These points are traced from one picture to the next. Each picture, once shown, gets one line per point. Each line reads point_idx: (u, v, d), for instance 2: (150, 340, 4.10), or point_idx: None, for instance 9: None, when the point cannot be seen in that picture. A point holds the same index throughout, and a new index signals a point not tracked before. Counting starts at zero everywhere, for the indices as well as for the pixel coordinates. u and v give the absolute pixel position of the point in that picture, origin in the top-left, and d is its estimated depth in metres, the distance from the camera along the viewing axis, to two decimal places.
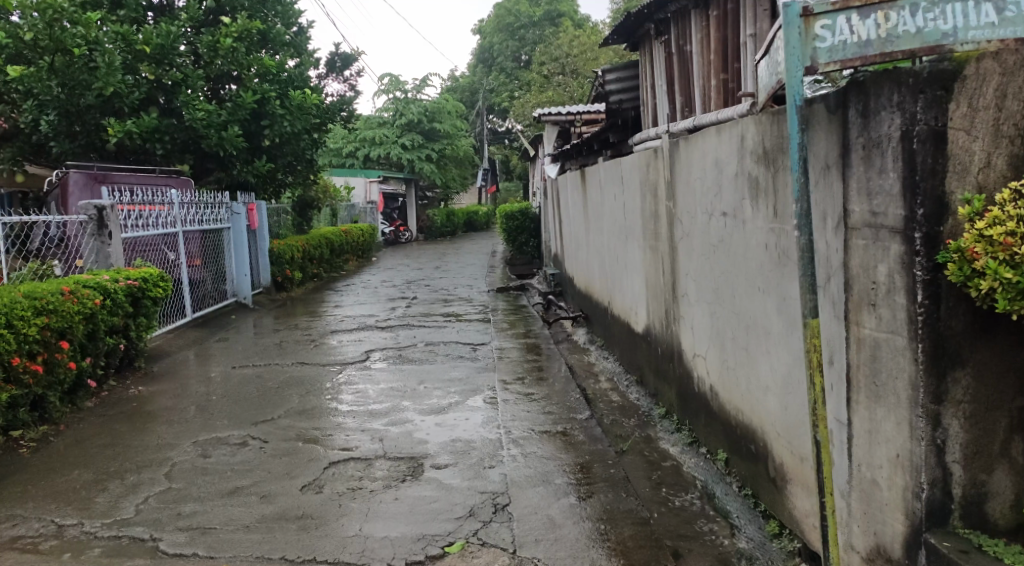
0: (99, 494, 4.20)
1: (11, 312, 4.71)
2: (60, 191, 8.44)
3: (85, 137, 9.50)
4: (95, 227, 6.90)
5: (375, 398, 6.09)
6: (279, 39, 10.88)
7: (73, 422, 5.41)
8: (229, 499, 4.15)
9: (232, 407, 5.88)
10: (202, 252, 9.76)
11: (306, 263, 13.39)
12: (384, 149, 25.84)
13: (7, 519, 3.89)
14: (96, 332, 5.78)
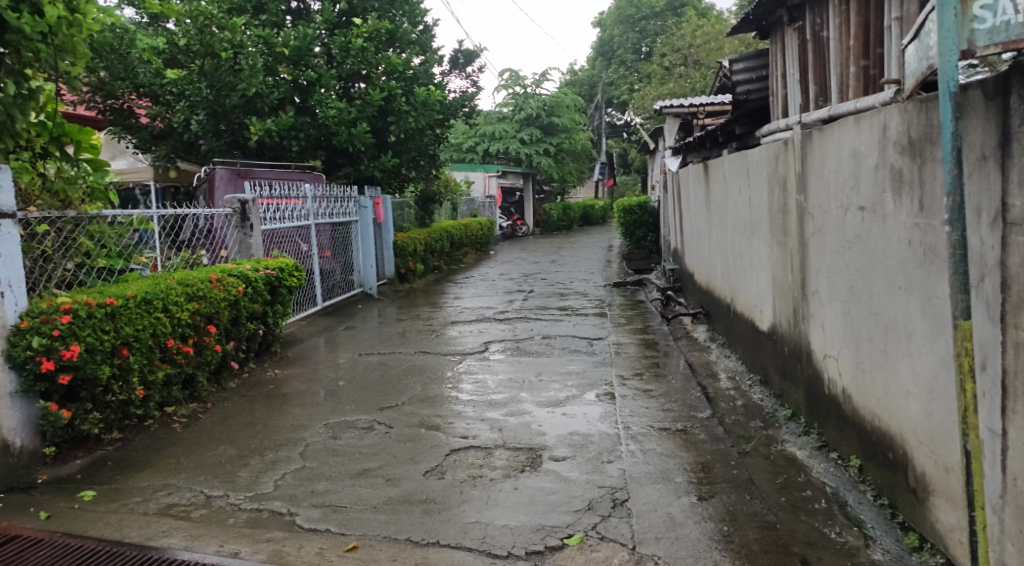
0: (242, 468, 4.50)
1: (167, 298, 5.12)
2: (207, 186, 9.06)
3: (230, 135, 10.20)
4: (239, 219, 7.42)
5: (495, 388, 6.19)
6: (405, 37, 11.20)
7: (218, 400, 5.81)
8: (358, 480, 4.35)
9: (359, 393, 6.13)
10: (332, 243, 10.23)
11: (427, 256, 13.76)
12: (503, 144, 26.12)
13: (163, 487, 4.23)
14: (239, 317, 6.19)
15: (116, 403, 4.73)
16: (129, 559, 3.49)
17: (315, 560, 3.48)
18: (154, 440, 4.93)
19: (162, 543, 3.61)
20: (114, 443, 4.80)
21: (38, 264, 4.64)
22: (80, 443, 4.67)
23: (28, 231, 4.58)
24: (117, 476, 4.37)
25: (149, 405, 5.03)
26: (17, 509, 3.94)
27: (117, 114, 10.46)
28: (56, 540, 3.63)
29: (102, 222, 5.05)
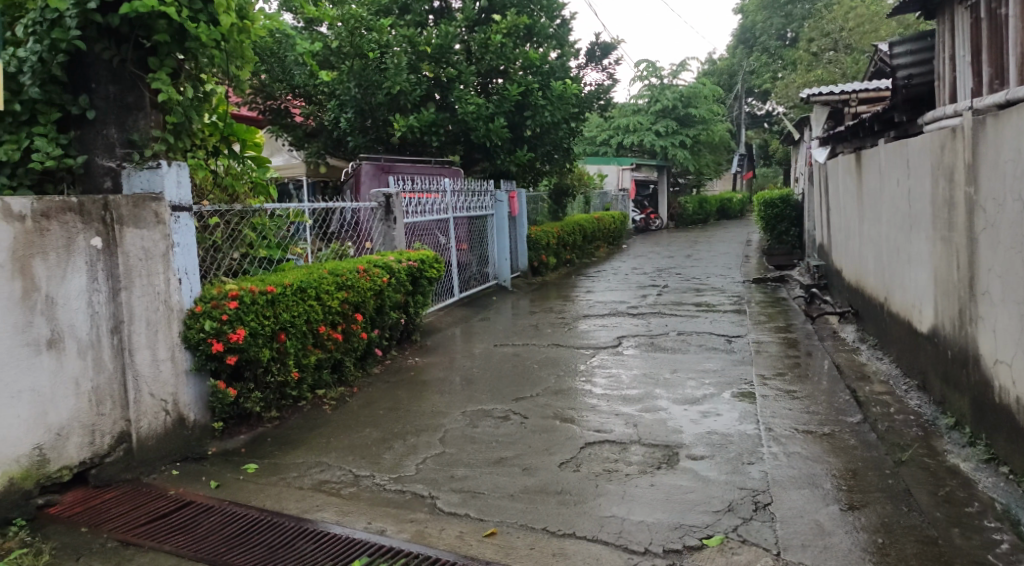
0: (386, 451, 4.71)
1: (319, 286, 5.42)
2: (354, 181, 9.52)
3: (375, 132, 10.66)
4: (383, 213, 7.74)
5: (629, 383, 6.14)
6: (543, 32, 11.26)
7: (364, 385, 6.10)
8: (495, 468, 4.44)
9: (493, 383, 6.26)
10: (469, 237, 10.47)
11: (559, 250, 13.81)
12: (638, 136, 25.78)
13: (316, 464, 4.50)
14: (383, 306, 6.47)
15: (274, 384, 5.07)
16: (288, 529, 3.74)
17: (456, 542, 3.59)
18: (307, 420, 5.26)
19: (316, 517, 3.84)
20: (272, 422, 5.14)
21: (209, 254, 5.04)
22: (243, 420, 5.04)
23: (201, 223, 4.98)
24: (276, 452, 4.69)
25: (303, 387, 5.36)
26: (191, 478, 4.31)
27: (275, 114, 11.13)
28: (224, 508, 3.95)
29: (263, 215, 5.43)
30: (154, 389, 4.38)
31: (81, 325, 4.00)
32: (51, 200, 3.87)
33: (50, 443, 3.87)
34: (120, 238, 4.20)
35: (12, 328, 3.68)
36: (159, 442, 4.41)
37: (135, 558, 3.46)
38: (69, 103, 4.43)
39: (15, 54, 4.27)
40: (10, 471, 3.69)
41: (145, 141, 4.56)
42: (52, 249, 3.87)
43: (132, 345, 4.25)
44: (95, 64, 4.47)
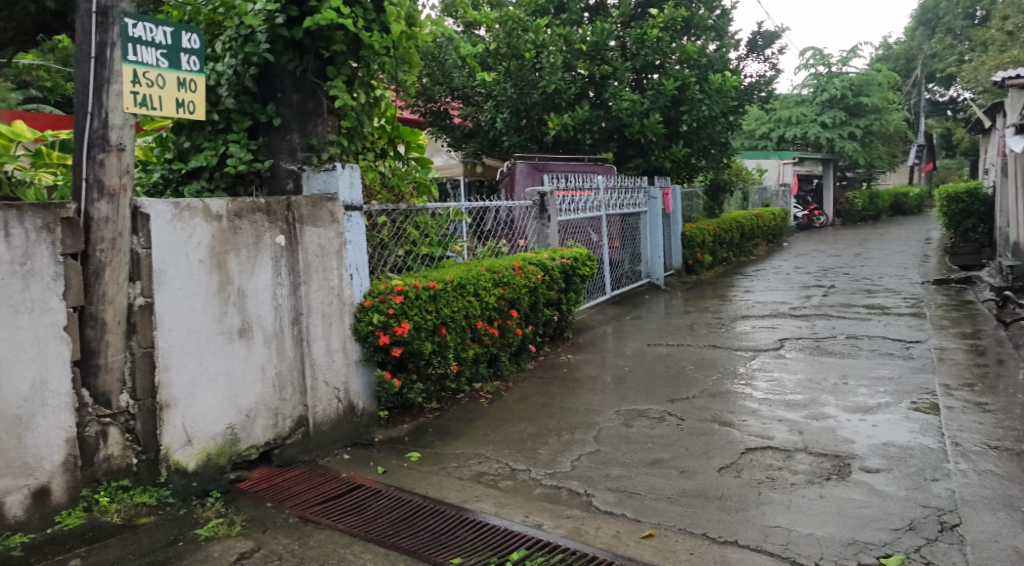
0: (542, 446, 4.76)
1: (477, 283, 5.56)
2: (509, 179, 9.70)
3: (530, 131, 10.83)
4: (538, 211, 7.84)
5: (792, 388, 5.85)
6: (702, 24, 10.93)
7: (518, 380, 6.20)
8: (651, 469, 4.37)
9: (648, 383, 6.16)
10: (622, 234, 10.38)
11: (716, 248, 13.40)
12: (801, 129, 24.54)
13: (475, 456, 4.63)
14: (537, 304, 6.54)
15: (434, 376, 5.26)
16: (450, 517, 3.87)
17: (612, 541, 3.57)
18: (465, 412, 5.42)
19: (476, 507, 3.95)
20: (433, 413, 5.35)
21: (377, 251, 5.31)
22: (406, 410, 5.28)
23: (370, 222, 5.26)
24: (437, 442, 4.87)
25: (461, 380, 5.53)
26: (361, 462, 4.57)
27: (435, 117, 11.61)
28: (391, 493, 4.15)
29: (426, 214, 5.65)
30: (329, 378, 4.68)
31: (266, 316, 4.35)
32: (243, 201, 4.21)
33: (240, 424, 4.23)
34: (300, 236, 4.52)
35: (209, 317, 4.05)
36: (332, 428, 4.71)
37: (314, 534, 3.71)
38: (258, 111, 4.82)
39: (213, 68, 4.72)
40: (208, 447, 4.07)
41: (322, 145, 4.87)
42: (243, 246, 4.21)
43: (309, 336, 4.56)
44: (282, 74, 4.82)
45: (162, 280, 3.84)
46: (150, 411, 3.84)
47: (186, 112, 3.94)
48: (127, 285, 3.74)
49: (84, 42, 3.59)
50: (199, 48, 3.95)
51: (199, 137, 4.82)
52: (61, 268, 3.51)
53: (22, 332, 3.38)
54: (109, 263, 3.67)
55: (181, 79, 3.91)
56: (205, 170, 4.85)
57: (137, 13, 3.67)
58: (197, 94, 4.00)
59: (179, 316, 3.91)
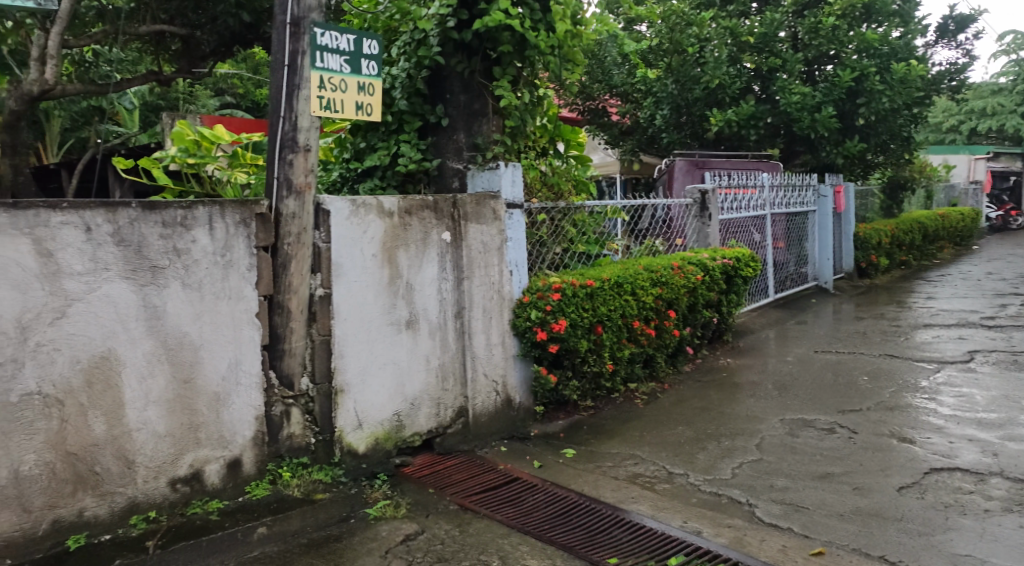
0: (700, 451, 4.64)
1: (635, 282, 5.49)
2: (668, 177, 9.51)
3: (691, 128, 10.56)
4: (698, 209, 7.62)
5: (985, 406, 5.33)
6: (885, 9, 10.16)
7: (675, 382, 6.07)
8: (820, 483, 4.14)
9: (815, 391, 5.83)
10: (788, 234, 9.88)
11: (893, 250, 12.46)
12: (998, 120, 22.30)
13: (630, 457, 4.59)
14: (696, 305, 6.37)
15: (590, 374, 5.25)
16: (606, 516, 3.86)
17: (778, 556, 3.42)
18: (620, 412, 5.38)
19: (632, 508, 3.91)
20: (588, 410, 5.35)
21: (536, 248, 5.38)
22: (561, 407, 5.31)
23: (530, 220, 5.34)
24: (592, 440, 4.87)
25: (616, 379, 5.49)
26: (517, 456, 4.65)
27: (593, 115, 11.58)
28: (547, 488, 4.19)
29: (584, 212, 5.66)
30: (488, 370, 4.80)
31: (431, 309, 4.52)
32: (412, 199, 4.40)
33: (405, 411, 4.43)
34: (464, 233, 4.67)
35: (380, 309, 4.27)
36: (490, 420, 4.83)
37: (473, 523, 3.82)
38: (428, 112, 5.02)
39: (388, 72, 5.02)
40: (376, 432, 4.30)
41: (487, 144, 4.98)
42: (412, 242, 4.40)
43: (470, 329, 4.70)
44: (451, 76, 4.99)
45: (340, 273, 4.10)
46: (327, 394, 4.10)
47: (364, 114, 4.16)
48: (309, 277, 4.01)
49: (279, 51, 3.88)
50: (377, 54, 4.18)
51: (374, 138, 5.10)
52: (254, 259, 3.83)
53: (221, 318, 3.72)
54: (294, 256, 3.93)
55: (361, 83, 4.15)
56: (378, 169, 5.10)
57: (324, 22, 3.92)
58: (374, 98, 4.23)
59: (353, 307, 4.16)
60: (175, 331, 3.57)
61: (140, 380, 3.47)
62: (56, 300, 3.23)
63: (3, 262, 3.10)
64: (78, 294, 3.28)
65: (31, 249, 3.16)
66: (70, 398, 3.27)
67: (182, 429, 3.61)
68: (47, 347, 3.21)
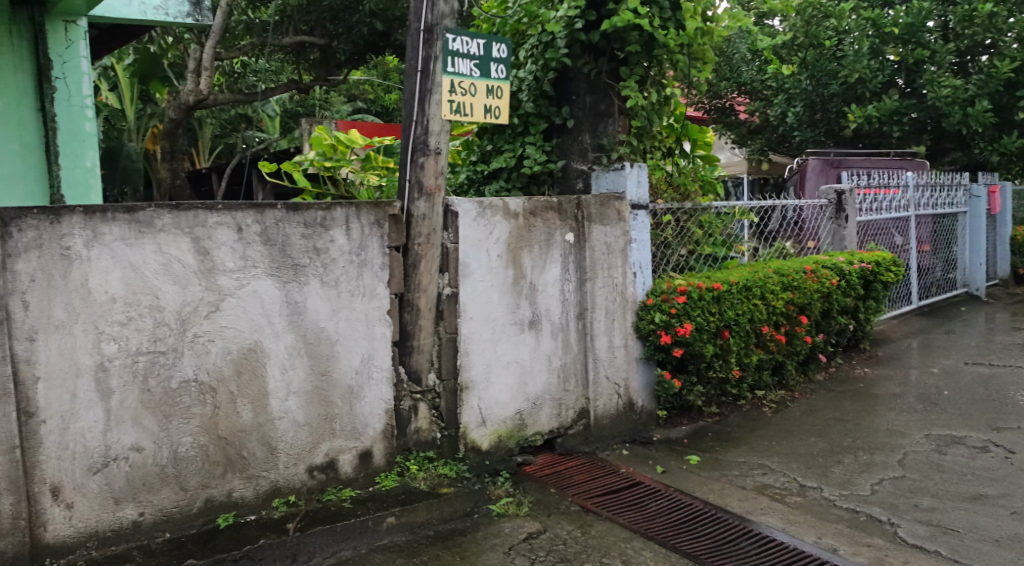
0: (835, 464, 4.41)
1: (764, 286, 5.29)
2: (800, 176, 9.11)
3: (826, 125, 10.12)
4: (834, 210, 7.28)
5: None
6: None
7: (806, 391, 5.80)
8: (971, 505, 3.85)
9: (965, 406, 5.42)
10: (934, 237, 9.24)
11: None
12: None
13: (759, 466, 4.43)
14: (830, 310, 6.07)
15: (715, 380, 5.11)
16: (732, 527, 3.74)
17: None
18: (747, 420, 5.21)
19: (761, 520, 3.78)
20: (712, 417, 5.21)
21: (660, 249, 5.29)
22: (685, 412, 5.20)
23: (655, 221, 5.25)
24: (717, 447, 4.74)
25: (743, 386, 5.31)
26: (640, 460, 4.59)
27: (720, 113, 11.34)
28: (671, 494, 4.11)
29: (711, 213, 5.50)
30: (610, 372, 4.78)
31: (554, 309, 4.55)
32: (537, 200, 4.44)
33: (528, 410, 4.48)
34: (588, 233, 4.66)
35: (504, 308, 4.34)
36: (612, 422, 4.80)
37: (595, 525, 3.81)
38: (554, 114, 5.04)
39: (518, 75, 5.13)
40: (499, 429, 4.37)
41: (612, 145, 4.94)
42: (536, 242, 4.44)
43: (593, 331, 4.68)
44: (577, 77, 4.98)
45: (467, 272, 4.19)
46: (453, 391, 4.20)
47: (493, 116, 4.25)
48: (438, 276, 4.12)
49: (413, 57, 4.00)
50: (506, 57, 4.26)
51: (500, 140, 5.19)
52: (386, 259, 3.98)
53: (356, 314, 3.89)
54: (424, 255, 4.05)
55: (490, 86, 4.23)
56: (503, 171, 5.17)
57: (456, 28, 4.02)
58: (502, 101, 4.32)
59: (478, 306, 4.24)
60: (313, 325, 3.76)
61: (282, 371, 3.68)
62: (211, 295, 3.48)
63: (167, 259, 3.37)
64: (230, 290, 3.53)
65: (190, 247, 3.42)
66: (221, 386, 3.52)
67: (319, 419, 3.80)
68: (202, 338, 3.47)
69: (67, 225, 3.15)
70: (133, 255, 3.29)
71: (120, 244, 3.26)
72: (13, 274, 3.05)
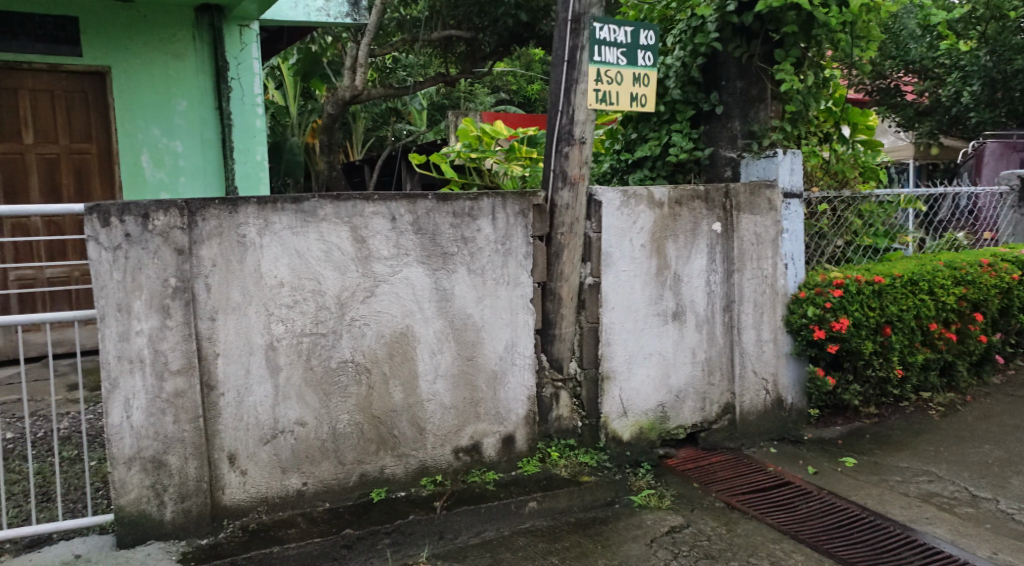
0: (1013, 476, 4.06)
1: (933, 279, 4.91)
2: (976, 161, 8.38)
3: (1008, 104, 9.17)
4: (1016, 198, 6.61)
5: None
6: None
7: (980, 395, 5.33)
8: None
9: None
10: None
11: None
12: None
13: (923, 473, 4.14)
14: (1010, 308, 5.54)
15: (874, 379, 4.80)
16: (893, 534, 3.53)
17: None
18: (910, 423, 4.87)
19: (925, 529, 3.55)
20: (870, 418, 4.91)
21: (814, 240, 5.04)
22: (839, 411, 4.94)
23: (809, 210, 5.00)
24: (876, 450, 4.47)
25: (906, 387, 4.96)
26: (789, 459, 4.41)
27: (884, 95, 10.62)
28: (823, 496, 3.93)
29: (872, 202, 5.16)
30: (758, 367, 4.62)
31: (699, 301, 4.44)
32: (683, 189, 4.35)
33: (670, 402, 4.41)
34: (737, 223, 4.51)
35: (647, 299, 4.29)
36: (759, 419, 4.65)
37: (741, 523, 3.71)
38: (702, 100, 4.89)
39: (665, 62, 5.02)
40: (641, 421, 4.34)
41: (764, 131, 4.75)
42: (681, 232, 4.35)
43: (740, 324, 4.54)
44: (728, 62, 4.81)
45: (610, 262, 4.17)
46: (594, 380, 4.21)
47: (638, 105, 4.21)
48: (580, 265, 4.14)
49: (559, 48, 4.02)
50: (654, 44, 4.19)
51: (645, 128, 5.11)
52: (530, 248, 4.04)
53: (501, 302, 3.98)
54: (567, 245, 4.07)
55: (636, 74, 4.18)
56: (648, 159, 5.08)
57: (604, 17, 4.00)
58: (649, 88, 4.26)
59: (621, 296, 4.22)
60: (460, 312, 3.88)
61: (432, 354, 3.83)
62: (367, 281, 3.67)
63: (329, 247, 3.58)
64: (384, 276, 3.70)
65: (349, 235, 3.62)
66: (375, 367, 3.71)
67: (465, 403, 3.93)
68: (359, 321, 3.67)
69: (243, 215, 3.41)
70: (299, 243, 3.53)
71: (287, 233, 3.50)
72: (197, 259, 3.35)
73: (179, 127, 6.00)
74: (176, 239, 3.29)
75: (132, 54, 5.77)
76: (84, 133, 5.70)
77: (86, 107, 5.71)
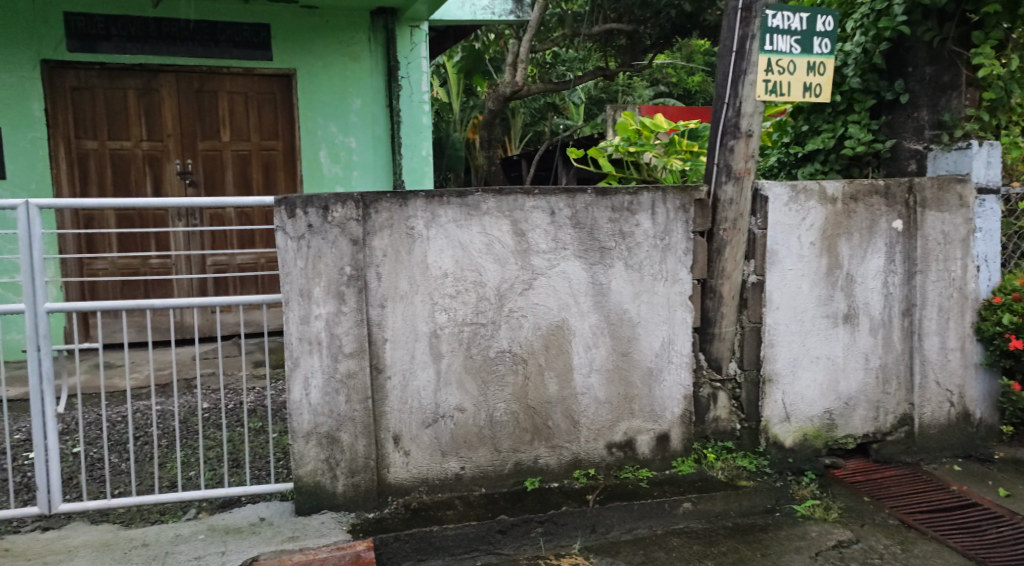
0: None
1: None
2: None
3: None
4: None
5: None
6: None
7: None
8: None
9: None
10: None
11: None
12: None
13: None
14: None
15: None
16: None
17: None
18: None
19: None
20: None
21: (1012, 241, 4.57)
22: None
23: (1007, 207, 4.54)
24: None
25: None
26: (974, 478, 4.04)
27: None
28: (1016, 522, 3.58)
29: None
30: (941, 377, 4.26)
31: (875, 304, 4.16)
32: (860, 183, 4.07)
33: (839, 410, 4.17)
34: (921, 221, 4.18)
35: (816, 300, 4.07)
36: (941, 433, 4.29)
37: (919, 544, 3.44)
38: (885, 89, 4.54)
39: (843, 48, 4.68)
40: (805, 427, 4.13)
41: (956, 122, 4.37)
42: (856, 230, 4.09)
43: (921, 330, 4.21)
44: (915, 47, 4.46)
45: (775, 260, 3.99)
46: (755, 382, 4.06)
47: (812, 94, 3.99)
48: (743, 263, 4.00)
49: (728, 38, 3.89)
50: (832, 30, 3.96)
51: (818, 120, 4.81)
52: (691, 244, 3.95)
53: (659, 298, 3.92)
54: (730, 241, 3.95)
55: (811, 62, 3.97)
56: (820, 152, 4.80)
57: (777, 4, 3.83)
58: (825, 77, 4.03)
59: (787, 296, 4.03)
60: (617, 307, 3.87)
61: (587, 348, 3.85)
62: (526, 273, 3.74)
63: (490, 240, 3.68)
64: (542, 269, 3.76)
65: (509, 229, 3.70)
66: (532, 358, 3.77)
67: (620, 398, 3.91)
68: (517, 313, 3.74)
69: (412, 208, 3.58)
70: (463, 235, 3.65)
71: (452, 226, 3.63)
72: (370, 249, 3.54)
73: (355, 124, 6.38)
74: (352, 229, 3.50)
75: (315, 57, 6.19)
76: (272, 130, 6.20)
77: (275, 106, 6.20)
